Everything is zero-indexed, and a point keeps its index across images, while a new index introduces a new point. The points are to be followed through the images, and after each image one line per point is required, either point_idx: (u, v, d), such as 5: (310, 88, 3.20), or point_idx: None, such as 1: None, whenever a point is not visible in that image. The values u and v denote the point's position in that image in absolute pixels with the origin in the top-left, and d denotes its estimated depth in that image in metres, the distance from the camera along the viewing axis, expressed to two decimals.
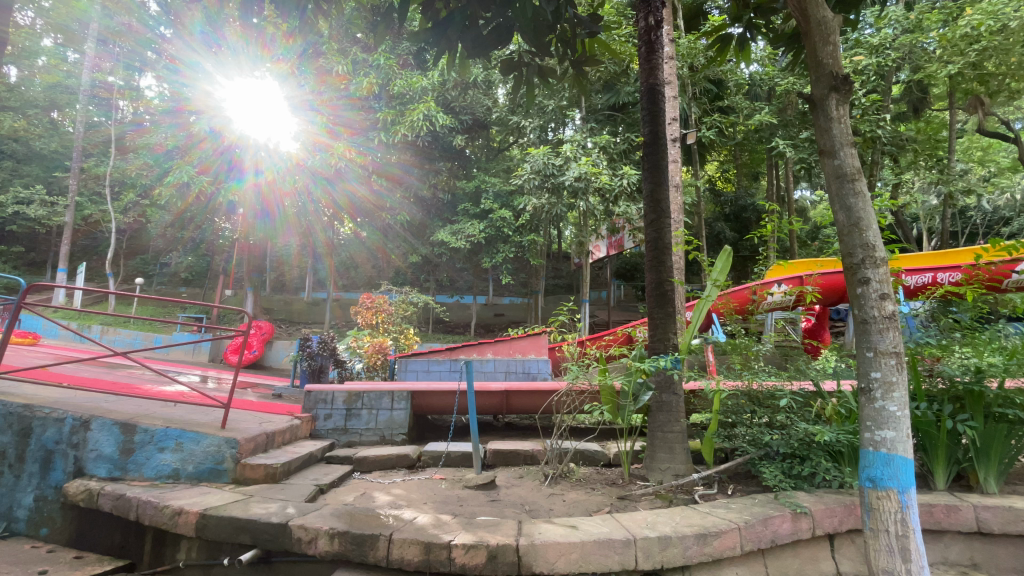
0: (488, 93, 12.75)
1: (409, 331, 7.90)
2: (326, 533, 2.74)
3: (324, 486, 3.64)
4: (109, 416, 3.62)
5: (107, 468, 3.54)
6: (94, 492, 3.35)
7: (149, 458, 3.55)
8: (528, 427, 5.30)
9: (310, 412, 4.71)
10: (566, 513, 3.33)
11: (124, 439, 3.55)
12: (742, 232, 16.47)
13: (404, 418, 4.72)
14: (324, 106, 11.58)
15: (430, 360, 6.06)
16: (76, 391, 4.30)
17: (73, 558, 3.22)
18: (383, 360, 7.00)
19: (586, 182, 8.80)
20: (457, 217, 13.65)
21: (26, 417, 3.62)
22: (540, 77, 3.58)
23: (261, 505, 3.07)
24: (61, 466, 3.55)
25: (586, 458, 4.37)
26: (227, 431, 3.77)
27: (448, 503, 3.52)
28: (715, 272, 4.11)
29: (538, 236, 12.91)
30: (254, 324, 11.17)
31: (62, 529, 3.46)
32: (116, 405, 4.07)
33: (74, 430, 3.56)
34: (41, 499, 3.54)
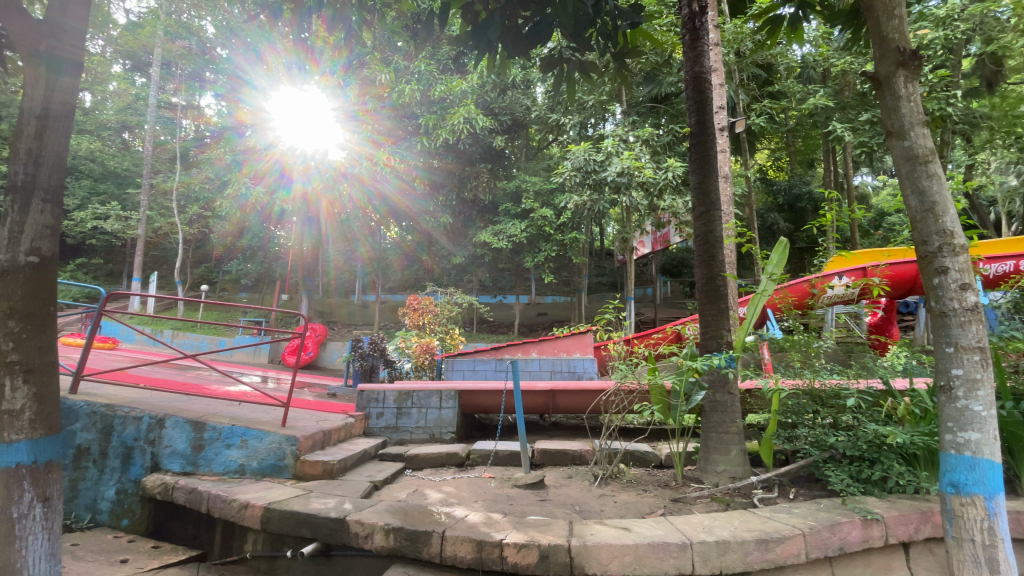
0: (527, 93, 12.80)
1: (454, 332, 8.00)
2: (383, 528, 2.82)
3: (378, 482, 3.75)
4: (181, 415, 3.87)
5: (180, 463, 3.78)
6: (170, 485, 3.59)
7: (218, 454, 3.77)
8: (576, 426, 5.27)
9: (363, 410, 4.86)
10: (617, 515, 3.27)
11: (195, 436, 3.79)
12: (797, 223, 15.74)
13: (452, 417, 4.79)
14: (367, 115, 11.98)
15: (476, 360, 6.12)
16: (151, 392, 4.61)
17: (151, 547, 3.46)
18: (430, 360, 7.13)
19: (629, 177, 8.66)
20: (499, 216, 13.73)
21: (108, 416, 3.92)
22: (581, 72, 3.52)
23: (320, 501, 3.20)
24: (140, 461, 3.82)
25: (636, 459, 4.29)
26: (287, 429, 3.96)
27: (498, 501, 3.53)
28: (770, 265, 3.90)
29: (580, 234, 12.81)
30: (310, 327, 11.58)
31: (141, 520, 3.72)
32: (186, 404, 4.35)
33: (151, 427, 3.83)
34: (122, 492, 3.81)
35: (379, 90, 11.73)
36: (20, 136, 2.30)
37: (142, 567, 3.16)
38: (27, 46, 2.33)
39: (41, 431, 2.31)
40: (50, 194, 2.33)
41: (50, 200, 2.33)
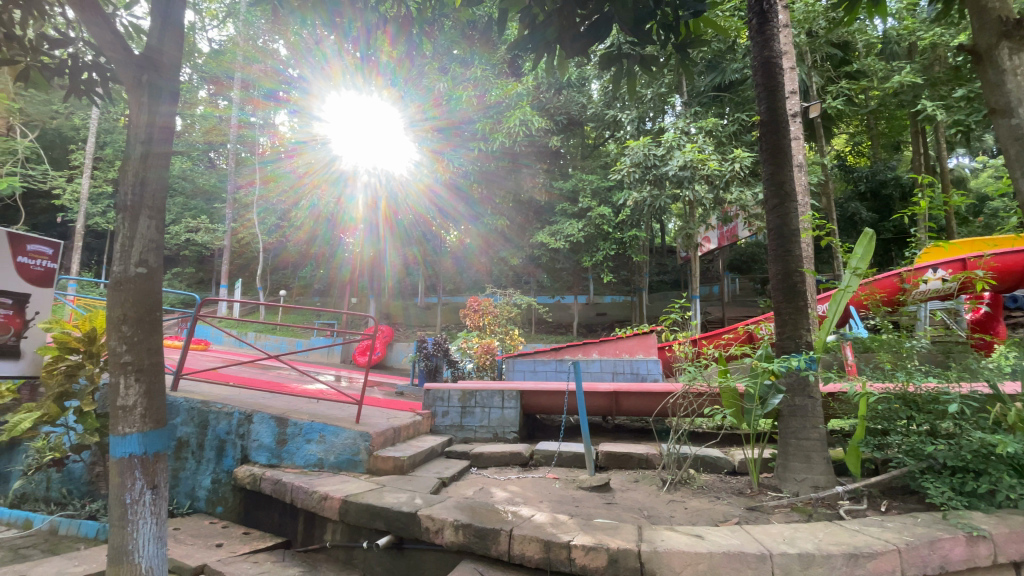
0: (583, 91, 12.72)
1: (514, 332, 8.05)
2: (452, 524, 2.89)
3: (446, 479, 3.86)
4: (267, 411, 4.17)
5: (266, 456, 4.07)
6: (258, 476, 3.88)
7: (299, 448, 4.03)
8: (641, 430, 5.14)
9: (429, 409, 5.02)
10: (689, 522, 3.16)
11: (279, 431, 4.08)
12: (883, 211, 14.50)
13: (515, 416, 4.82)
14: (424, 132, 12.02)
15: (536, 360, 6.13)
16: (239, 390, 5.02)
17: (242, 534, 3.74)
18: (492, 360, 7.24)
19: (692, 170, 8.41)
20: (555, 217, 13.69)
21: (204, 411, 4.31)
22: (643, 66, 3.42)
23: (392, 495, 3.35)
24: (232, 453, 4.15)
25: (707, 464, 4.12)
26: (360, 425, 4.17)
27: (563, 502, 3.52)
28: (854, 259, 3.62)
29: (640, 231, 12.51)
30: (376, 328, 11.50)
31: (234, 508, 4.03)
32: (271, 401, 4.68)
33: (241, 422, 4.16)
34: (217, 481, 4.14)
35: (435, 107, 11.61)
36: (129, 159, 2.58)
37: (235, 551, 3.43)
38: (131, 78, 2.61)
39: (149, 425, 2.58)
40: (152, 210, 2.59)
41: (154, 216, 2.59)
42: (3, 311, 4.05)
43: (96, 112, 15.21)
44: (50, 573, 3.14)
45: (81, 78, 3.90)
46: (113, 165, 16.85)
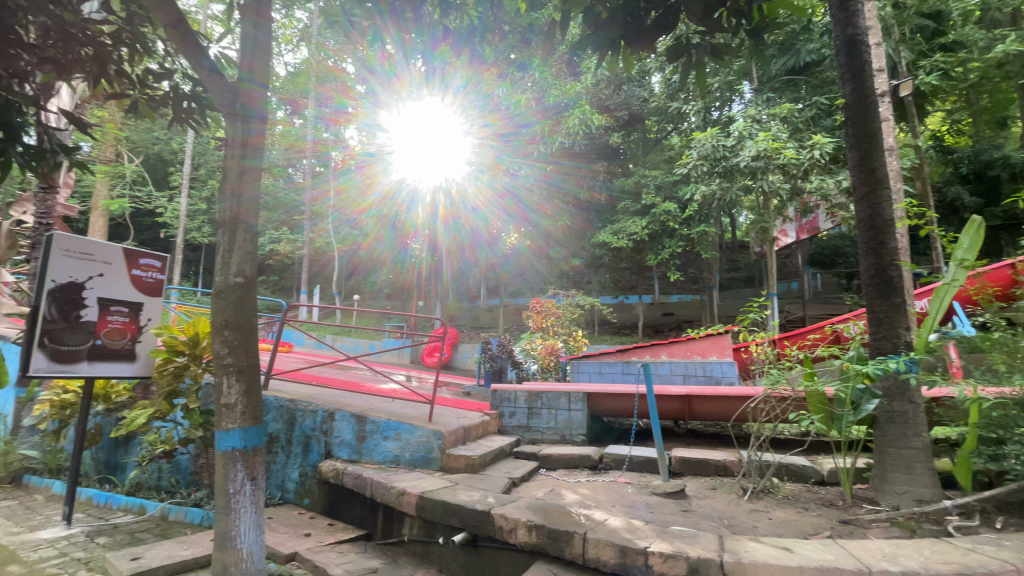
0: (644, 85, 12.42)
1: (578, 333, 7.98)
2: (525, 524, 2.92)
3: (516, 479, 3.90)
4: (347, 409, 4.42)
5: (347, 451, 4.31)
6: (340, 471, 4.11)
7: (377, 445, 4.23)
8: (716, 435, 4.92)
9: (497, 409, 5.09)
10: (774, 533, 2.99)
11: (359, 428, 4.30)
12: (990, 195, 12.98)
13: (583, 419, 4.78)
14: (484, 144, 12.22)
15: (601, 362, 6.05)
16: (321, 389, 5.37)
17: (327, 525, 3.98)
18: (556, 361, 7.19)
19: (766, 160, 7.94)
20: (617, 215, 13.43)
21: (292, 409, 4.63)
22: (712, 56, 3.29)
23: (466, 493, 3.44)
24: (316, 449, 4.43)
25: (793, 472, 3.87)
26: (433, 424, 4.31)
27: (637, 507, 3.44)
28: (959, 250, 3.28)
29: (709, 227, 12.00)
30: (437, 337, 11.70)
31: (319, 500, 4.30)
32: (350, 400, 4.96)
33: (324, 419, 4.43)
34: (303, 474, 4.43)
35: (496, 120, 11.74)
36: (226, 179, 2.85)
37: (322, 541, 3.65)
38: (226, 104, 2.88)
39: (249, 421, 2.83)
40: (246, 221, 2.84)
41: (249, 231, 2.84)
42: (121, 318, 4.49)
43: (190, 136, 16.80)
44: (165, 554, 3.49)
45: (181, 107, 4.33)
46: (206, 184, 18.52)
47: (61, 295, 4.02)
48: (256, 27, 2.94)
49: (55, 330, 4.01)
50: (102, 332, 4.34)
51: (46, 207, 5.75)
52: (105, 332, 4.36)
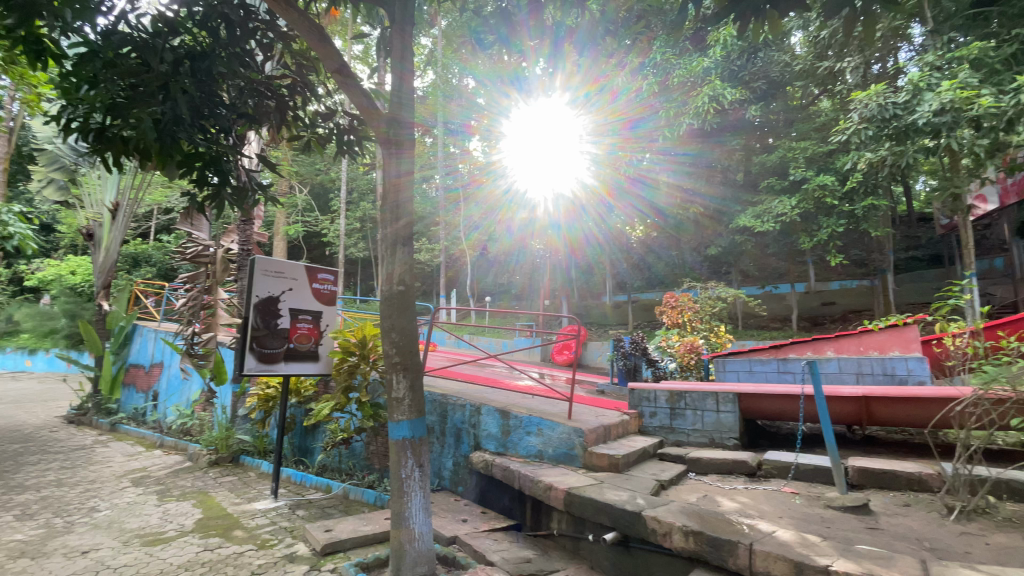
0: (783, 48, 11.14)
1: (720, 328, 7.43)
2: (681, 529, 2.84)
3: (665, 481, 3.75)
4: (492, 404, 4.67)
5: (495, 444, 4.55)
6: (489, 462, 4.35)
7: (522, 439, 4.40)
8: (900, 443, 4.22)
9: (637, 408, 4.97)
10: (997, 563, 2.49)
11: (503, 422, 4.52)
12: None
13: (733, 421, 4.42)
14: (596, 144, 12.06)
15: (752, 360, 5.59)
16: (467, 384, 5.78)
17: (481, 512, 4.24)
18: (696, 359, 6.69)
19: (954, 114, 6.61)
20: (759, 195, 12.23)
21: (443, 403, 5.04)
22: (884, 1, 2.82)
23: (614, 492, 3.42)
24: (467, 440, 4.75)
25: (1015, 491, 3.17)
26: (574, 421, 4.35)
27: (809, 521, 3.09)
28: None
29: (879, 200, 10.26)
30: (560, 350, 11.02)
31: (472, 488, 4.60)
32: (493, 396, 5.25)
33: (472, 413, 4.75)
34: (457, 463, 4.79)
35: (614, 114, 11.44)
36: (386, 196, 3.32)
37: (478, 527, 3.90)
38: (380, 127, 3.33)
39: (414, 414, 3.17)
40: (404, 237, 3.24)
41: (405, 245, 3.23)
42: (307, 324, 5.29)
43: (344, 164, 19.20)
44: (350, 529, 4.04)
45: (344, 140, 5.06)
46: (358, 205, 21.01)
47: (263, 307, 4.94)
48: (402, 66, 3.35)
49: (261, 336, 4.90)
50: (294, 337, 5.16)
51: (245, 235, 7.02)
52: (296, 336, 5.17)
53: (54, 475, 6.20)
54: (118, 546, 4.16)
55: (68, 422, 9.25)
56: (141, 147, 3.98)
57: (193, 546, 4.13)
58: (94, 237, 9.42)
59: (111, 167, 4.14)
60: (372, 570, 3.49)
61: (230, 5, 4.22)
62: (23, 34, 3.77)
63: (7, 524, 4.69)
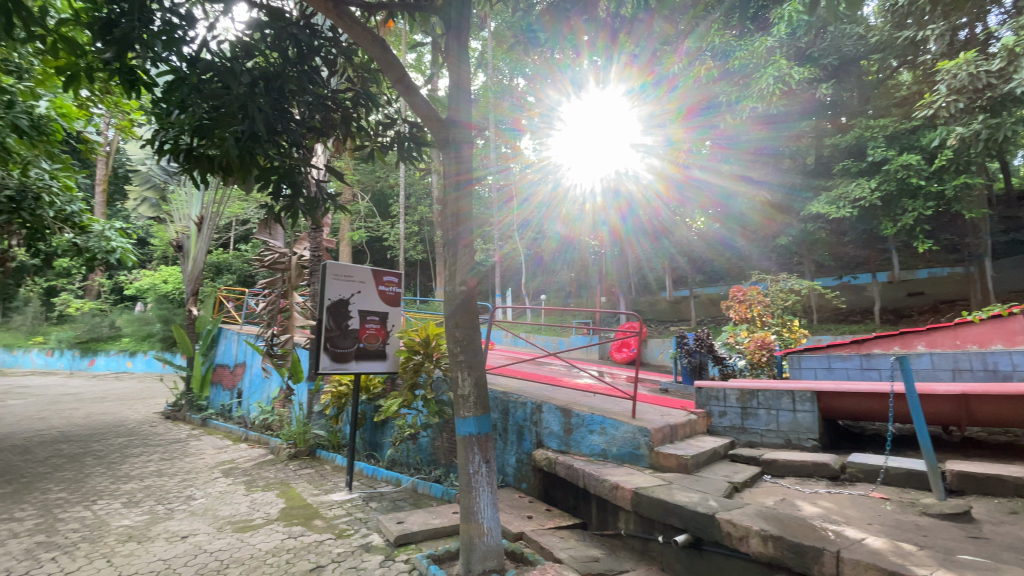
0: (855, 20, 10.36)
1: (793, 323, 7.02)
2: (758, 533, 2.72)
3: (738, 483, 3.61)
4: (554, 402, 4.67)
5: (557, 442, 4.55)
6: (552, 460, 4.36)
7: (584, 437, 4.38)
8: (1009, 448, 3.81)
9: (704, 408, 4.81)
10: None
11: (566, 420, 4.51)
12: None
13: (812, 421, 4.17)
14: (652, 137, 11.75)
15: (830, 357, 5.24)
16: (528, 383, 5.81)
17: (545, 510, 4.26)
18: (768, 356, 6.36)
19: None
20: (833, 180, 11.45)
21: (505, 401, 5.10)
22: None
23: (684, 493, 3.33)
24: (529, 438, 4.79)
25: None
26: (638, 420, 4.27)
27: (902, 529, 2.87)
28: None
29: (974, 178, 9.28)
30: (619, 348, 10.86)
31: (535, 485, 4.62)
32: (554, 394, 5.26)
33: (534, 410, 4.77)
34: (520, 460, 4.83)
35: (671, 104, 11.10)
36: (448, 203, 3.40)
37: (543, 524, 3.92)
38: (440, 132, 3.46)
39: (480, 410, 3.24)
40: (465, 241, 3.32)
41: (467, 245, 3.31)
42: (375, 325, 5.53)
43: (401, 171, 19.86)
44: (420, 522, 4.19)
45: (404, 147, 5.23)
46: (416, 209, 21.67)
47: (335, 309, 5.24)
48: (459, 70, 3.48)
49: (333, 337, 5.18)
50: (363, 337, 5.40)
51: (315, 242, 7.44)
52: (365, 337, 5.41)
53: (156, 466, 6.86)
54: (213, 532, 4.54)
55: (166, 418, 10.19)
56: (224, 163, 4.31)
57: (278, 533, 4.44)
58: (182, 249, 10.30)
59: (200, 184, 4.51)
60: (443, 562, 3.60)
61: (299, 27, 4.55)
62: (119, 66, 4.17)
63: (119, 509, 5.24)
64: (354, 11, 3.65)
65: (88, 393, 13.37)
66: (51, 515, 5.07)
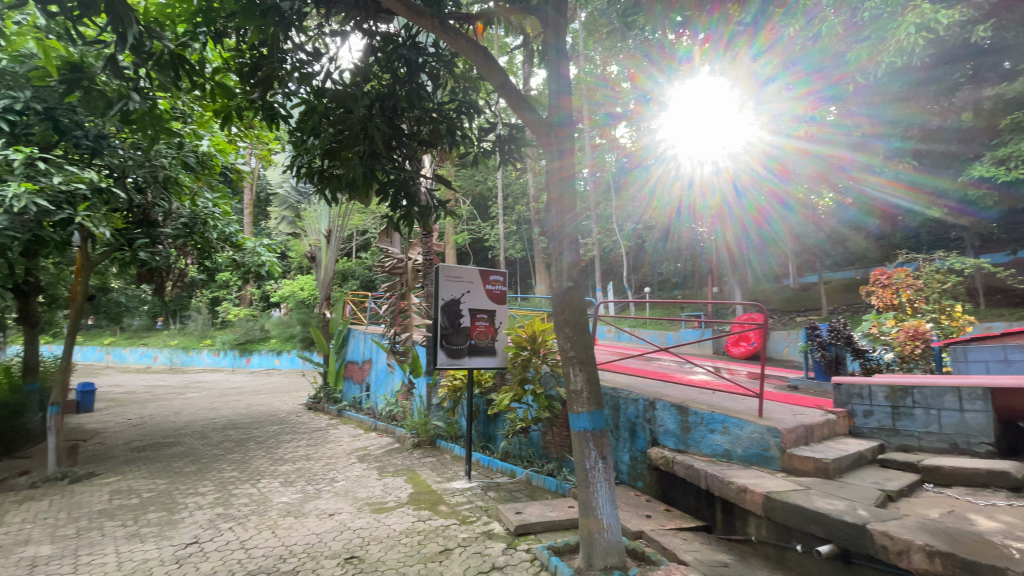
0: None
1: (955, 309, 6.03)
2: (922, 549, 2.41)
3: (892, 492, 3.20)
4: (668, 399, 4.52)
5: (674, 440, 4.38)
6: (670, 459, 4.20)
7: (704, 437, 4.17)
8: None
9: (844, 407, 4.33)
10: None
11: (682, 418, 4.34)
12: None
13: (986, 424, 3.56)
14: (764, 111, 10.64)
15: (1006, 348, 4.63)
16: (639, 379, 5.67)
17: (664, 510, 4.14)
18: (923, 348, 5.54)
19: None
20: (1002, 137, 9.66)
21: (615, 397, 5.03)
22: None
23: (825, 500, 3.03)
24: (642, 435, 4.68)
25: None
26: (766, 420, 3.97)
27: None
28: None
29: None
30: (735, 341, 10.16)
31: (652, 484, 4.50)
32: (668, 390, 5.07)
33: (647, 407, 4.65)
34: (634, 458, 4.74)
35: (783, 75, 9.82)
36: (552, 199, 3.43)
37: (663, 525, 3.81)
38: (537, 124, 3.51)
39: (594, 406, 3.24)
40: (568, 237, 3.33)
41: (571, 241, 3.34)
42: (484, 322, 5.76)
43: (499, 172, 20.44)
44: (538, 513, 4.31)
45: (506, 149, 5.40)
46: (514, 209, 22.16)
47: (448, 308, 5.56)
48: (557, 59, 3.50)
49: (448, 334, 5.50)
50: (474, 334, 5.65)
51: (427, 247, 7.95)
52: (476, 333, 5.66)
53: (305, 450, 7.84)
54: (354, 512, 5.07)
55: (309, 408, 11.58)
56: (348, 181, 4.72)
57: (409, 516, 4.84)
58: (316, 259, 11.60)
59: (330, 202, 5.00)
60: (563, 554, 3.66)
61: (408, 47, 4.93)
62: (262, 103, 4.83)
63: (278, 488, 6.07)
64: (457, 23, 3.80)
65: (248, 387, 15.63)
66: (226, 490, 6.03)
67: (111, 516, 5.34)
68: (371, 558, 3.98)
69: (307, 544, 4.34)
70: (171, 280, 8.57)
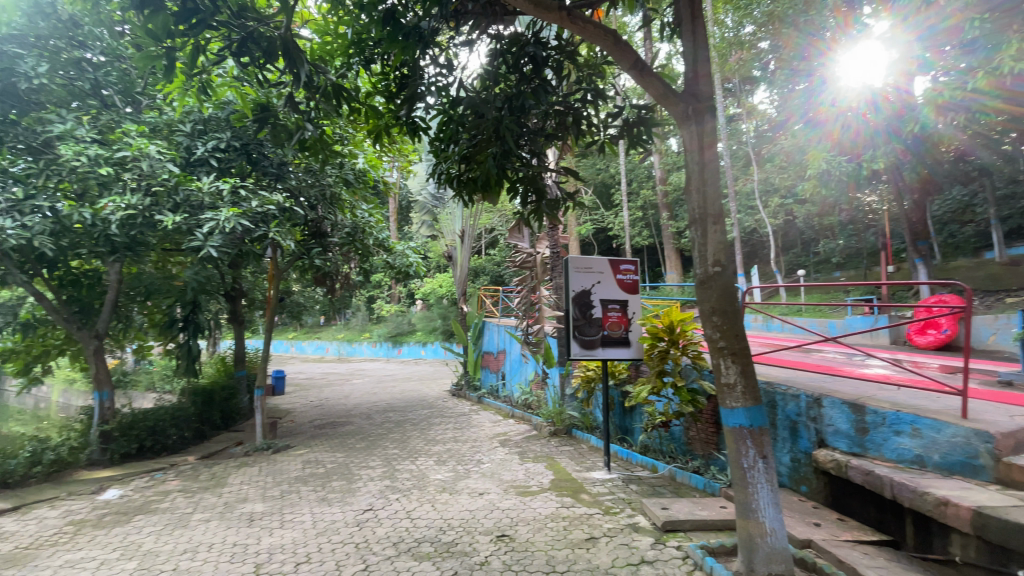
0: None
1: None
2: None
3: None
4: (837, 396, 4.01)
5: (847, 442, 3.89)
6: (842, 463, 3.73)
7: (887, 439, 3.63)
8: None
9: None
10: None
11: (857, 418, 3.82)
12: None
13: None
14: None
15: None
16: (797, 373, 5.12)
17: (837, 519, 3.71)
18: None
19: None
20: None
21: (770, 392, 4.62)
22: None
23: None
24: (806, 435, 4.22)
25: None
26: (972, 422, 3.32)
27: None
28: None
29: None
30: (919, 328, 8.62)
31: (819, 490, 4.04)
32: (836, 385, 4.50)
33: (810, 405, 4.19)
34: (796, 460, 4.31)
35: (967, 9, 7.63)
36: (691, 179, 3.25)
37: (837, 535, 3.42)
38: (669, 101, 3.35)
39: (749, 401, 3.03)
40: (715, 217, 3.13)
41: (717, 222, 3.12)
42: (616, 312, 5.70)
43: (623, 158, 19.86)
44: (687, 510, 4.16)
45: (636, 133, 5.22)
46: (639, 194, 21.34)
47: (579, 299, 5.60)
48: (690, 32, 3.30)
49: (581, 325, 5.55)
50: (607, 324, 5.62)
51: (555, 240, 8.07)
52: (608, 324, 5.62)
53: (453, 433, 8.53)
54: (501, 493, 5.39)
55: (454, 395, 12.54)
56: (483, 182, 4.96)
57: (552, 501, 5.00)
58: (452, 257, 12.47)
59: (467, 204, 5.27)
60: (719, 556, 3.50)
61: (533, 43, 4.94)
62: (406, 119, 5.26)
63: (432, 466, 6.71)
64: (586, 11, 3.72)
65: (400, 375, 17.43)
66: (390, 466, 6.84)
67: (305, 481, 6.40)
68: (521, 538, 4.21)
69: (462, 519, 4.73)
70: (338, 283, 9.89)
